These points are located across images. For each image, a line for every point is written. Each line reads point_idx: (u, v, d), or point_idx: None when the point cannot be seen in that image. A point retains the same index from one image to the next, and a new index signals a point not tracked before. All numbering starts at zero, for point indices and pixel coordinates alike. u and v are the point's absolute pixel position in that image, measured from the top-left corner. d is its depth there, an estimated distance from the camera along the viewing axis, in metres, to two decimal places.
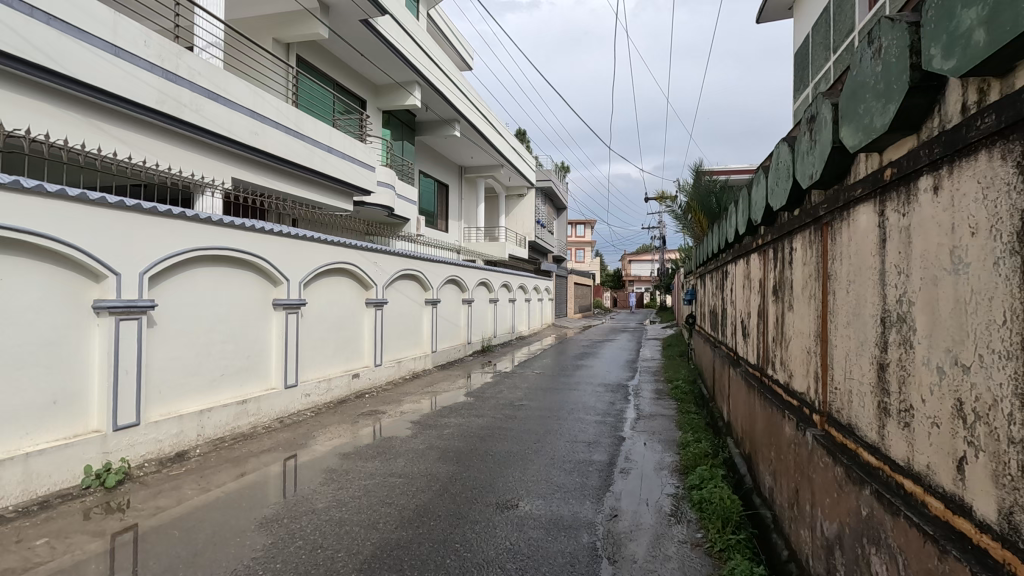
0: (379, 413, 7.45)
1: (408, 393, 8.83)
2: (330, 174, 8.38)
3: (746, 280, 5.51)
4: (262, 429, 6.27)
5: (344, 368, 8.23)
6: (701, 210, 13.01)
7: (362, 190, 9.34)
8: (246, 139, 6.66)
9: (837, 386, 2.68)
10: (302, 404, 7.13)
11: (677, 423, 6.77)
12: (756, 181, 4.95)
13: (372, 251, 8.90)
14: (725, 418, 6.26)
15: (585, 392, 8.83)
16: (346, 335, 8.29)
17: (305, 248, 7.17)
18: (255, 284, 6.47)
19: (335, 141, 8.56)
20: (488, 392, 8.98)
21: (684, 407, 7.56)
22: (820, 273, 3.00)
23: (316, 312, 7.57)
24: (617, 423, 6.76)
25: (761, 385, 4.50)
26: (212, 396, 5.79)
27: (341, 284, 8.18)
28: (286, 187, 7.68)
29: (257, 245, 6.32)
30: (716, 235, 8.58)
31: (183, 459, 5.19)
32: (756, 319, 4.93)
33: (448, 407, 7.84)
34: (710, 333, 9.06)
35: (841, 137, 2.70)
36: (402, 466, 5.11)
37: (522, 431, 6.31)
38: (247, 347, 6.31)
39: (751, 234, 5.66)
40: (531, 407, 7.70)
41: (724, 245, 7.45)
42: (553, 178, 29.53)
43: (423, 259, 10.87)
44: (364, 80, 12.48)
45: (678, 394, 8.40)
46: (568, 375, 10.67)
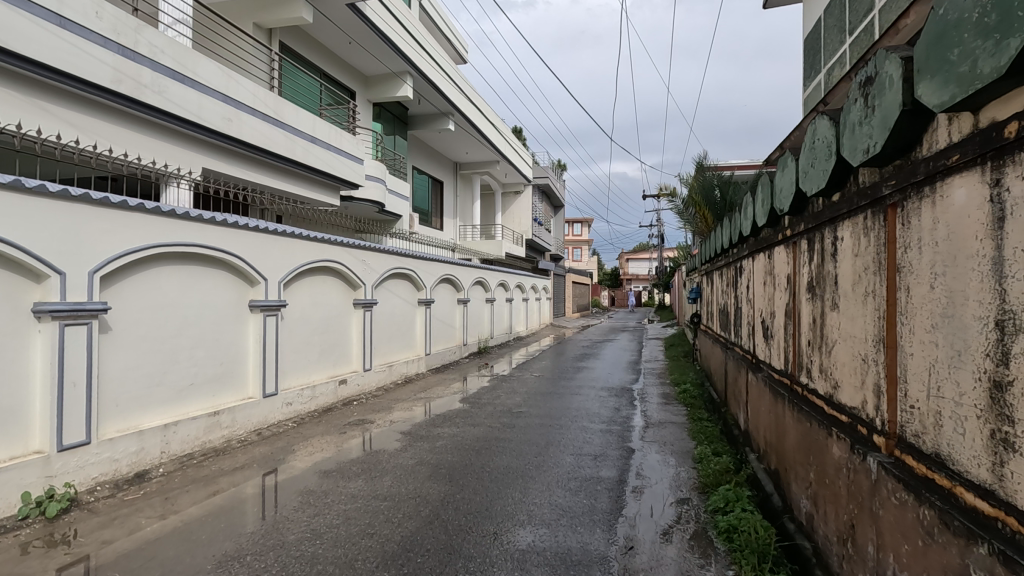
0: (367, 423, 6.90)
1: (400, 400, 8.28)
2: (313, 167, 7.83)
3: (769, 276, 4.99)
4: (237, 443, 5.71)
5: (329, 374, 7.67)
6: (705, 205, 12.49)
7: (349, 184, 8.80)
8: (217, 125, 6.11)
9: (916, 405, 2.17)
10: (283, 414, 6.58)
11: (690, 432, 6.24)
12: (781, 165, 4.44)
13: (360, 248, 8.36)
14: (743, 426, 5.75)
15: (588, 397, 8.29)
16: (331, 338, 7.73)
17: (285, 245, 6.63)
18: (227, 282, 5.88)
19: (319, 131, 8.01)
20: (485, 397, 8.44)
21: (695, 413, 7.04)
22: (884, 265, 2.48)
23: (298, 314, 7.02)
24: (624, 433, 6.23)
25: (792, 394, 3.98)
26: (180, 408, 5.24)
27: (326, 284, 7.63)
28: (263, 179, 7.14)
29: (230, 241, 5.78)
30: (725, 230, 8.06)
31: (143, 480, 4.63)
32: (783, 319, 4.41)
33: (442, 415, 7.30)
34: (719, 334, 8.54)
35: (917, 95, 2.17)
36: (388, 487, 4.57)
37: (522, 443, 5.78)
38: (220, 353, 5.77)
39: (771, 225, 5.15)
40: (530, 414, 7.16)
41: (737, 239, 6.93)
42: (551, 175, 29.02)
43: (415, 257, 10.32)
44: (353, 70, 11.93)
45: (688, 399, 7.88)
46: (569, 378, 10.14)
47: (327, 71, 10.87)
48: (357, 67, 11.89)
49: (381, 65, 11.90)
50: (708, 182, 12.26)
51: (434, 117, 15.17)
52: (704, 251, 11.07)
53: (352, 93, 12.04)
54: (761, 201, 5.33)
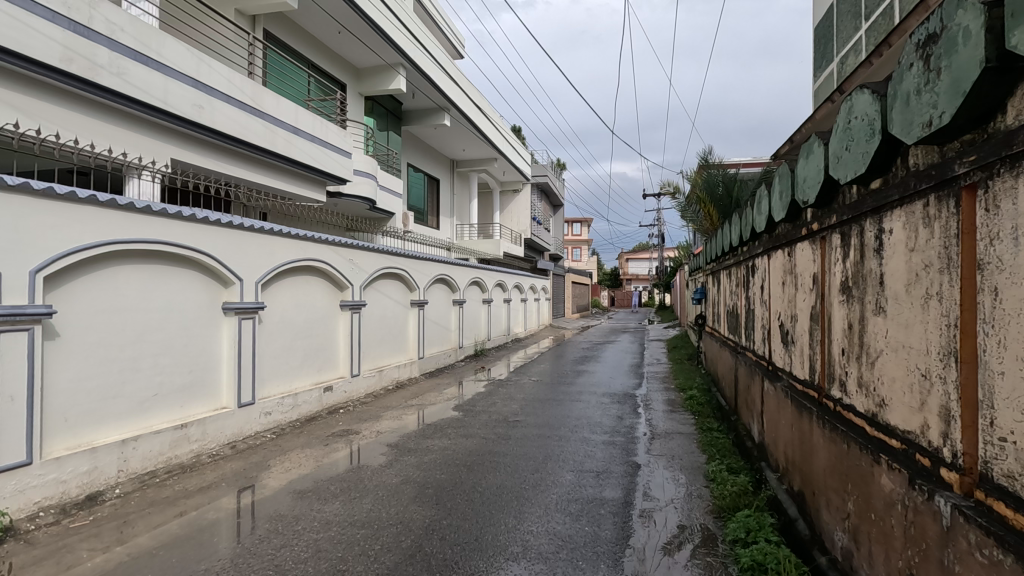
0: (352, 433, 6.44)
1: (390, 408, 7.81)
2: (296, 159, 7.38)
3: (788, 276, 4.54)
4: (208, 458, 5.25)
5: (313, 381, 7.19)
6: (711, 202, 12.02)
7: (337, 179, 8.34)
8: (185, 111, 5.65)
9: (1012, 439, 1.71)
10: (261, 425, 6.11)
11: (700, 444, 5.78)
12: (806, 152, 3.98)
13: (347, 247, 7.90)
14: (759, 439, 5.29)
15: (589, 404, 7.83)
16: (315, 343, 7.25)
17: (263, 243, 6.17)
18: (196, 282, 5.41)
19: (302, 122, 7.56)
20: (480, 405, 7.98)
21: (704, 423, 6.58)
22: (958, 263, 2.02)
23: (279, 318, 6.55)
24: (628, 445, 5.78)
25: (820, 409, 3.53)
26: (143, 421, 4.77)
27: (309, 285, 7.16)
28: (240, 172, 6.68)
29: (200, 238, 5.31)
30: (734, 227, 7.62)
31: (94, 504, 4.15)
32: (808, 324, 3.95)
33: (433, 424, 6.83)
34: (726, 337, 8.08)
35: (1008, 46, 1.71)
36: (367, 511, 4.10)
37: (518, 457, 5.32)
38: (189, 360, 5.30)
39: (790, 220, 4.69)
40: (528, 423, 6.70)
41: (748, 236, 6.48)
42: (550, 174, 28.58)
43: (408, 256, 9.86)
44: (344, 62, 11.48)
45: (696, 408, 7.42)
46: (568, 383, 9.69)
47: (315, 62, 10.42)
48: (347, 58, 11.43)
49: (372, 57, 11.44)
50: (713, 182, 11.81)
51: (429, 112, 14.71)
52: (709, 250, 10.62)
53: (343, 86, 11.59)
54: (778, 195, 4.88)
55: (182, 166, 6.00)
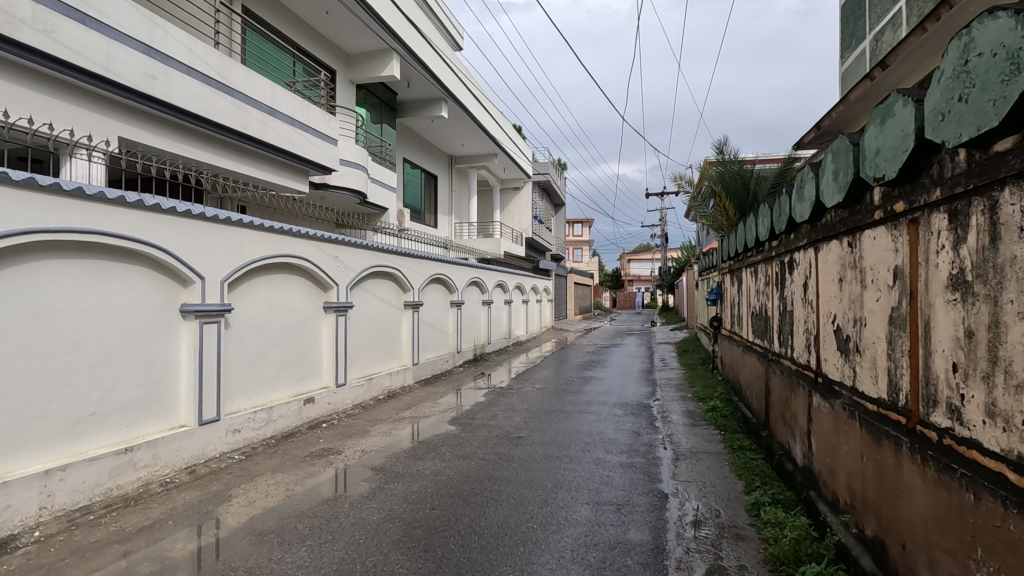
0: (332, 453, 5.65)
1: (378, 421, 7.02)
2: (271, 144, 6.73)
3: (848, 273, 3.76)
4: (159, 488, 4.46)
5: (292, 393, 6.43)
6: (727, 196, 11.24)
7: (320, 169, 7.65)
8: (132, 80, 5.00)
9: None
10: (227, 446, 5.32)
11: (732, 468, 5.01)
12: (883, 114, 3.20)
13: (332, 242, 7.13)
14: (806, 464, 4.53)
15: (600, 417, 7.06)
16: (293, 349, 6.49)
17: (232, 236, 5.41)
18: (145, 281, 4.62)
19: (279, 103, 6.86)
20: (478, 417, 7.19)
21: (734, 441, 5.80)
22: None
23: (251, 321, 5.79)
24: (650, 469, 5.01)
25: (910, 439, 2.77)
26: (75, 446, 3.99)
27: (287, 285, 6.40)
28: (202, 156, 5.98)
29: (152, 229, 4.56)
30: (760, 220, 6.86)
31: (2, 553, 3.37)
32: (884, 329, 3.19)
33: (427, 441, 6.06)
34: (752, 342, 7.29)
35: None
36: (338, 561, 3.32)
37: (523, 485, 4.55)
38: (138, 372, 4.53)
39: (849, 206, 3.92)
40: (533, 440, 5.93)
41: (783, 229, 5.72)
42: (552, 172, 27.93)
43: (401, 254, 9.10)
44: (334, 47, 10.76)
45: (721, 423, 6.63)
46: (575, 392, 8.93)
47: (302, 45, 9.69)
48: (337, 43, 10.72)
49: (363, 41, 10.70)
50: (730, 177, 11.00)
51: (425, 103, 13.95)
52: (726, 248, 9.87)
53: (333, 72, 10.86)
54: (832, 175, 4.10)
55: (131, 146, 5.31)
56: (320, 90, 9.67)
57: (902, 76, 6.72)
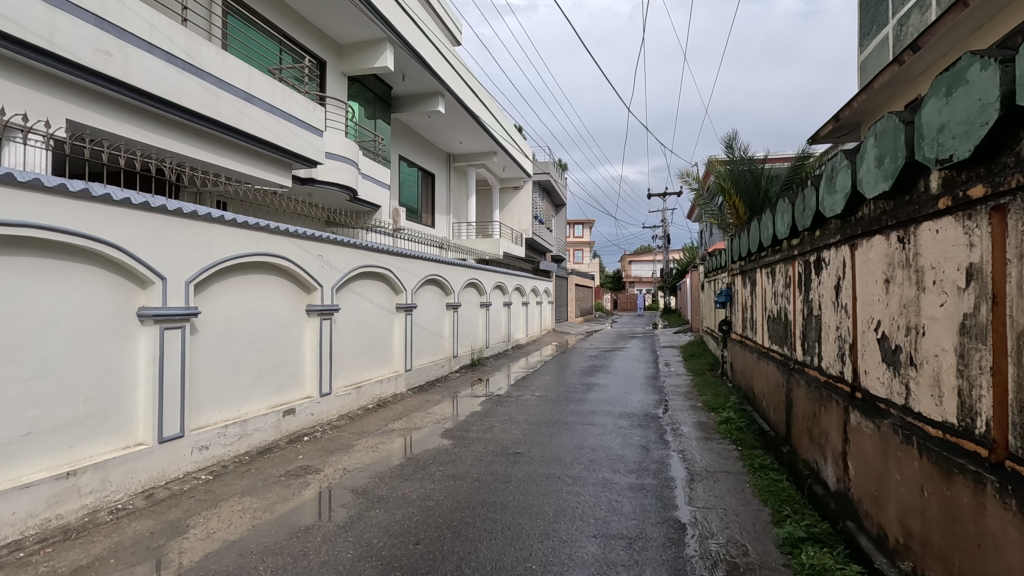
0: (311, 471, 5.12)
1: (365, 434, 6.49)
2: (243, 131, 6.33)
3: (900, 273, 3.24)
4: (107, 516, 3.92)
5: (270, 404, 5.91)
6: (737, 193, 10.64)
7: (302, 160, 7.24)
8: (82, 56, 4.59)
9: None
10: (193, 465, 4.80)
11: (755, 491, 4.49)
12: (950, 84, 2.68)
13: (316, 240, 6.60)
14: (841, 490, 4.01)
15: (605, 429, 6.53)
16: (271, 357, 5.97)
17: (199, 232, 4.90)
18: (93, 282, 4.10)
19: (256, 87, 6.48)
20: (473, 430, 6.65)
21: (754, 458, 5.28)
22: None
23: (222, 326, 5.27)
24: (663, 493, 4.49)
25: (998, 477, 2.26)
26: (5, 472, 3.48)
27: (265, 286, 5.89)
28: (161, 141, 5.58)
29: (103, 223, 4.05)
30: (778, 218, 6.33)
31: None
32: (954, 341, 2.66)
33: (417, 457, 5.54)
34: (769, 348, 6.76)
35: None
36: None
37: (520, 513, 4.03)
38: (85, 385, 4.01)
39: (900, 195, 3.38)
40: (532, 457, 5.41)
41: (808, 226, 5.18)
42: (552, 172, 27.41)
43: (392, 254, 8.58)
44: (325, 37, 10.25)
45: (738, 437, 6.11)
46: (576, 400, 8.40)
47: (288, 32, 9.16)
48: (328, 32, 10.22)
49: (355, 30, 10.20)
50: (741, 174, 10.46)
51: (421, 98, 13.43)
52: (737, 249, 9.34)
53: (322, 63, 10.34)
54: (874, 161, 3.58)
55: (79, 130, 4.92)
56: (305, 79, 8.95)
57: (932, 61, 6.27)
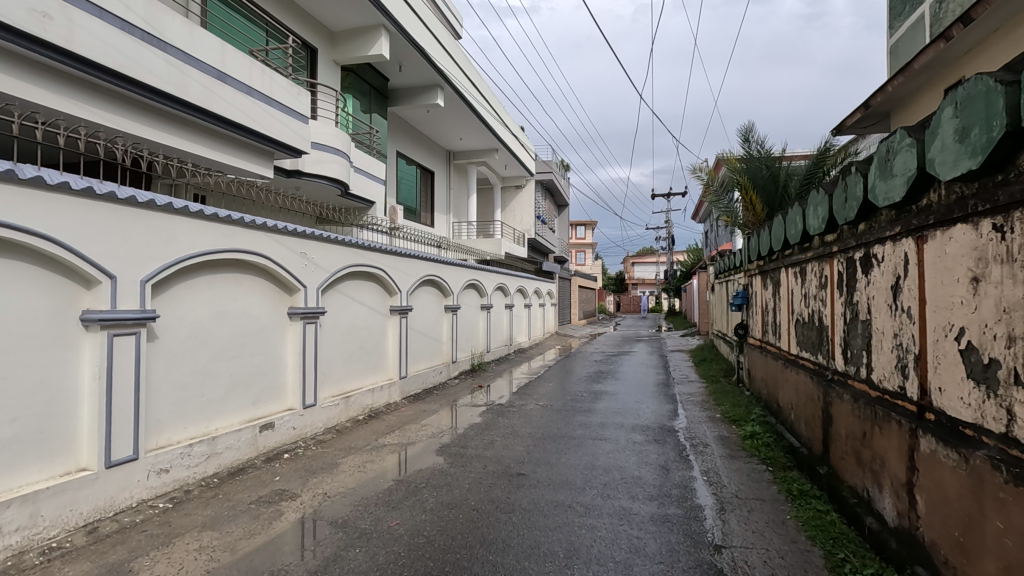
0: (287, 497, 4.48)
1: (353, 450, 5.86)
2: (211, 111, 5.81)
3: (1000, 270, 2.61)
4: (34, 559, 3.30)
5: (246, 419, 5.31)
6: (755, 190, 10.03)
7: (280, 146, 6.73)
8: (14, 17, 4.03)
9: None
10: (149, 491, 4.18)
11: (799, 525, 3.86)
12: None
13: (299, 237, 5.99)
14: (905, 528, 3.39)
15: (618, 445, 5.90)
16: (246, 365, 5.36)
17: (157, 225, 4.27)
18: (23, 280, 3.48)
19: (230, 64, 6.06)
20: (472, 445, 6.02)
21: (791, 481, 4.66)
22: None
23: (188, 331, 4.67)
24: (690, 526, 3.86)
25: None
26: None
27: (240, 287, 5.29)
28: (109, 118, 5.04)
29: (33, 211, 3.42)
30: (809, 212, 5.71)
31: None
32: None
33: (408, 480, 4.91)
34: (798, 356, 6.13)
35: None
36: None
37: (525, 555, 3.41)
38: (11, 403, 3.40)
39: (987, 175, 2.77)
40: (538, 479, 4.79)
41: (852, 220, 4.55)
42: (555, 171, 26.76)
43: (385, 252, 7.96)
44: (316, 23, 9.66)
45: (767, 455, 5.48)
46: (584, 410, 7.78)
47: (275, 15, 8.55)
48: (319, 18, 9.64)
49: (348, 16, 9.60)
50: (757, 171, 9.92)
51: (419, 91, 12.83)
52: (755, 248, 8.73)
53: (314, 50, 9.74)
54: (954, 135, 2.95)
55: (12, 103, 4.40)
56: (290, 61, 8.06)
57: (982, 36, 5.68)
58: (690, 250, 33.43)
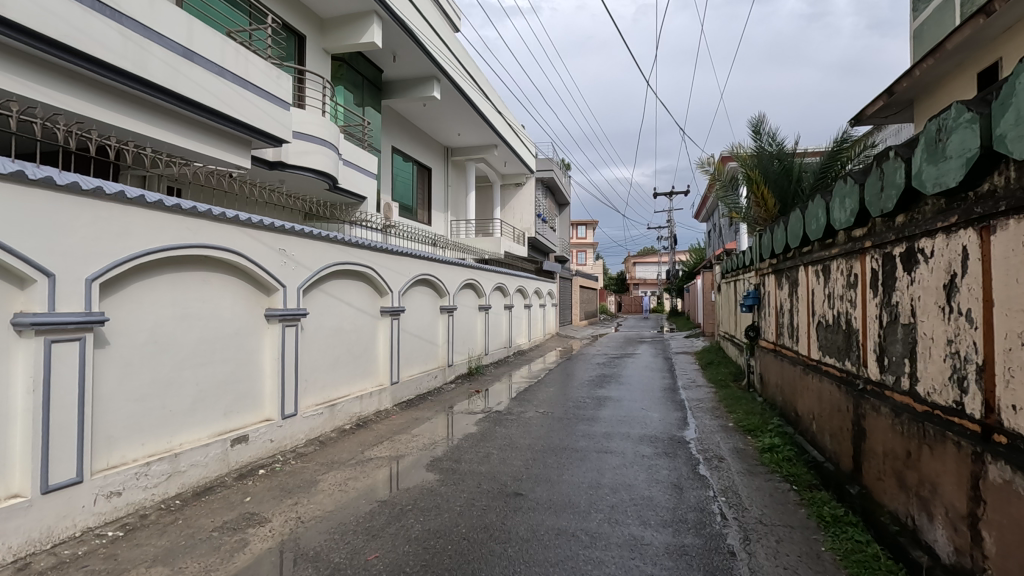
0: (255, 523, 3.98)
1: (336, 465, 5.35)
2: (174, 91, 5.42)
3: None
4: None
5: (216, 432, 4.83)
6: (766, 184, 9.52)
7: (253, 132, 6.36)
8: None
9: None
10: (96, 518, 3.69)
11: (837, 560, 3.36)
12: None
13: (278, 232, 5.50)
14: (967, 568, 2.90)
15: (624, 459, 5.41)
16: (217, 373, 4.88)
17: (107, 217, 3.77)
18: None
19: (198, 42, 5.69)
20: (466, 460, 5.51)
21: (821, 504, 4.16)
22: None
23: (147, 336, 4.19)
24: (712, 560, 3.36)
25: None
26: None
27: (210, 285, 4.81)
28: (54, 96, 4.60)
29: None
30: (835, 204, 5.20)
31: None
32: None
33: (392, 501, 4.41)
34: (821, 361, 5.63)
35: None
36: None
37: None
38: None
39: None
40: (538, 501, 4.29)
41: (890, 212, 4.05)
42: (556, 169, 26.24)
43: (375, 250, 7.46)
44: (304, 9, 9.17)
45: (790, 472, 4.99)
46: (587, 419, 7.28)
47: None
48: (308, 4, 9.15)
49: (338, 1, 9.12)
50: (769, 164, 9.42)
51: (415, 83, 12.34)
52: (767, 245, 8.23)
53: (302, 38, 9.28)
54: None
55: None
56: (270, 45, 7.44)
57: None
58: (692, 250, 32.91)
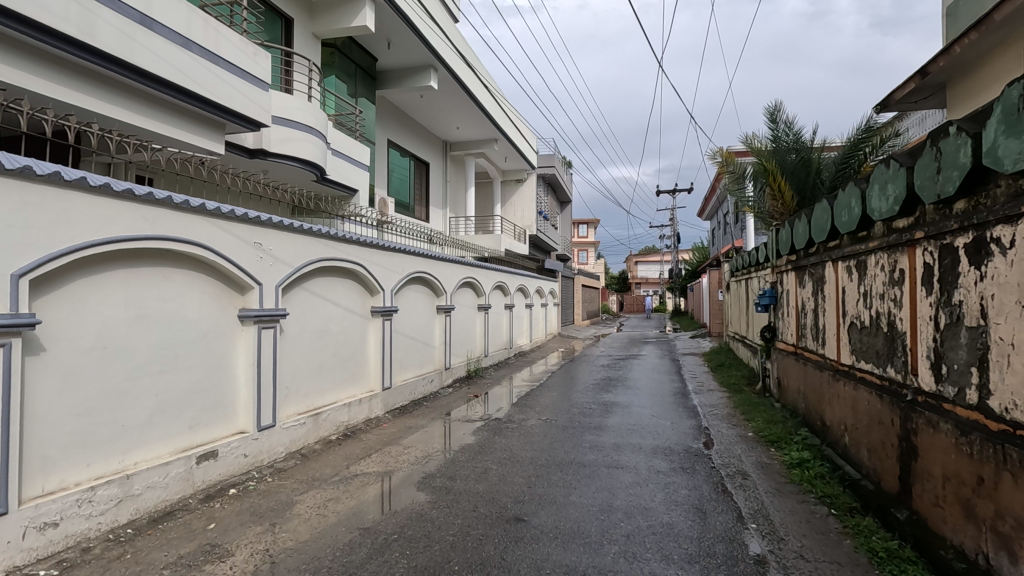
0: (215, 558, 3.43)
1: (317, 483, 4.80)
2: (132, 65, 4.96)
3: None
4: None
5: (180, 448, 4.29)
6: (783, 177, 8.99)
7: (223, 113, 5.90)
8: None
9: None
10: (25, 555, 3.15)
11: None
12: None
13: (253, 223, 4.95)
14: None
15: (638, 476, 4.85)
16: (180, 381, 4.33)
17: (38, 201, 3.23)
18: None
19: (158, 12, 5.20)
20: (462, 477, 4.96)
21: (869, 535, 3.62)
22: None
23: (92, 340, 3.64)
24: None
25: None
26: None
27: (173, 282, 4.28)
28: None
29: None
30: (872, 192, 4.65)
31: None
32: None
33: (376, 528, 3.87)
34: (854, 366, 5.08)
35: None
36: None
37: None
38: None
39: None
40: (542, 529, 3.75)
41: (947, 197, 3.51)
42: (558, 166, 25.64)
43: (365, 245, 6.91)
44: None
45: (825, 492, 4.44)
46: (594, 428, 6.73)
47: None
48: None
49: None
50: (785, 156, 8.89)
51: (411, 72, 11.79)
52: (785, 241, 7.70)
53: (290, 21, 8.73)
54: None
55: None
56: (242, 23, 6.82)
57: None
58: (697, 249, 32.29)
